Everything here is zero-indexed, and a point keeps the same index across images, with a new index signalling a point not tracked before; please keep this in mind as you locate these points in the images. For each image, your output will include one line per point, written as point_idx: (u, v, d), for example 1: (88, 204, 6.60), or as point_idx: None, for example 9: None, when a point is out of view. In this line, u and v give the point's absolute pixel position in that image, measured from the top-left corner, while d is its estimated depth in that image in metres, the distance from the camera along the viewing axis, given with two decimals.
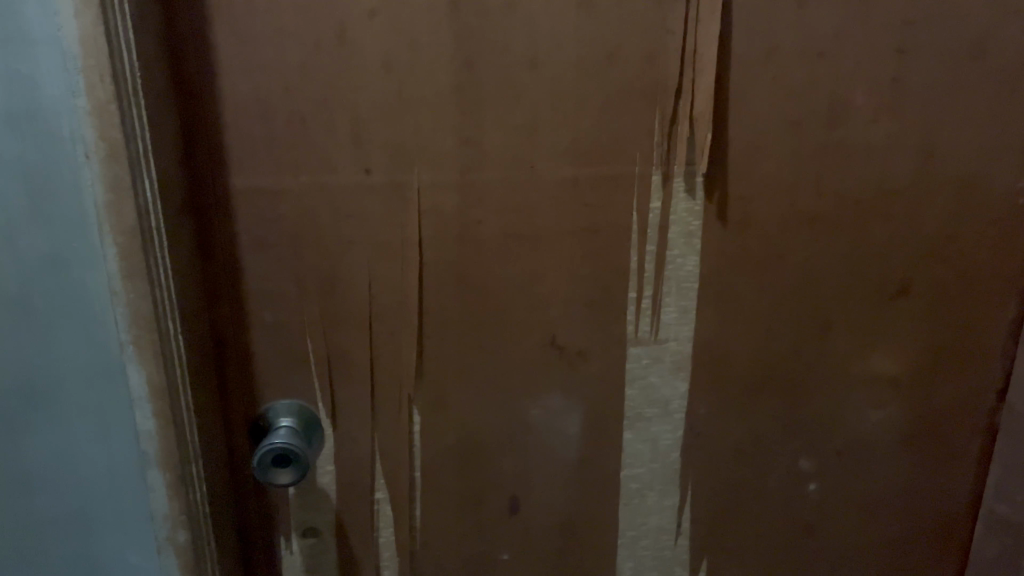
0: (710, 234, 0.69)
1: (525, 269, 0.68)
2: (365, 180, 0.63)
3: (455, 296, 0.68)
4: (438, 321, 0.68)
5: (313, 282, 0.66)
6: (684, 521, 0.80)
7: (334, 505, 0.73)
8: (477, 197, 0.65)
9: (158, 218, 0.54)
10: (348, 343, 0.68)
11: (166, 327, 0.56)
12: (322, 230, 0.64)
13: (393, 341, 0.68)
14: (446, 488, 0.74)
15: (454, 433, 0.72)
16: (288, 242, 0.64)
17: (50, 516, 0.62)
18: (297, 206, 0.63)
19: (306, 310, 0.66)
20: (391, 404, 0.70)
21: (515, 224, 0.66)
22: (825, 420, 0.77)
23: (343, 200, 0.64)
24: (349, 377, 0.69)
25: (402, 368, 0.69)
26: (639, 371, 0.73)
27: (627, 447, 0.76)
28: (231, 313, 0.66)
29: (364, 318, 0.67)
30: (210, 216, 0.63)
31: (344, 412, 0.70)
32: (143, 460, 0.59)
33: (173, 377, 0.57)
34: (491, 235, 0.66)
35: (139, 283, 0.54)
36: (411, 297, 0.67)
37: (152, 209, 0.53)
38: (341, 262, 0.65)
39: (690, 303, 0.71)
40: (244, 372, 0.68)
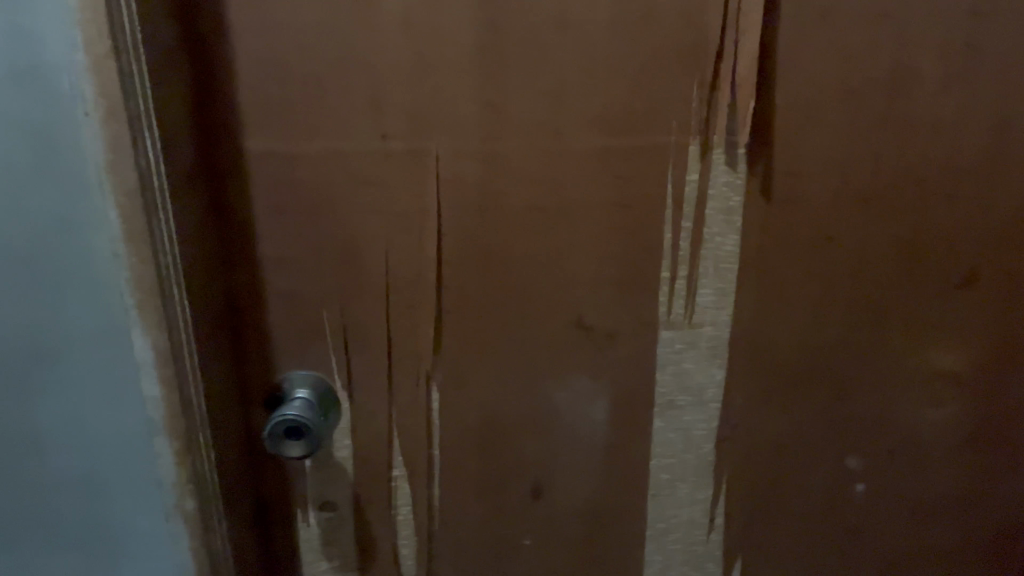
0: (752, 212, 0.63)
1: (550, 244, 0.64)
2: (383, 147, 0.60)
3: (476, 271, 0.65)
4: (458, 296, 0.65)
5: (328, 252, 0.63)
6: (717, 516, 0.75)
7: (351, 480, 0.71)
8: (499, 166, 0.61)
9: (162, 180, 0.53)
10: (365, 316, 0.66)
11: (170, 294, 0.55)
12: (337, 197, 0.62)
13: (410, 317, 0.66)
14: (465, 469, 0.72)
15: (474, 412, 0.69)
16: (301, 209, 0.62)
17: (60, 478, 0.61)
18: (312, 172, 0.61)
19: (321, 280, 0.64)
20: (408, 381, 0.68)
21: (539, 197, 0.62)
22: (875, 417, 0.72)
23: (360, 167, 0.61)
24: (366, 352, 0.67)
25: (420, 344, 0.67)
26: (671, 356, 0.68)
27: (657, 436, 0.71)
28: (245, 280, 0.64)
29: (381, 291, 0.65)
30: (224, 180, 0.61)
31: (361, 387, 0.68)
32: (151, 426, 0.58)
33: (179, 344, 0.56)
34: (514, 208, 0.63)
35: (141, 245, 0.53)
36: (430, 271, 0.64)
37: (153, 171, 0.52)
38: (358, 232, 0.63)
39: (729, 286, 0.66)
40: (260, 340, 0.66)
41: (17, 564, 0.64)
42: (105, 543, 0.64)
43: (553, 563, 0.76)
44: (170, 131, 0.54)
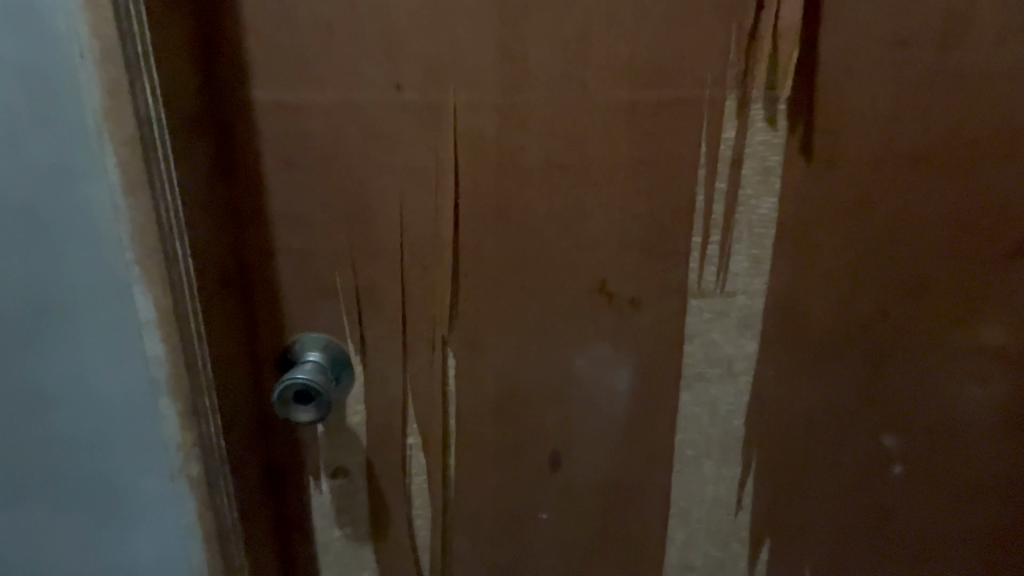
0: (791, 173, 0.59)
1: (573, 203, 0.60)
2: (397, 97, 0.57)
3: (494, 232, 0.61)
4: (475, 258, 0.62)
5: (340, 209, 0.60)
6: (745, 495, 0.71)
7: (364, 446, 0.69)
8: (520, 120, 0.58)
9: (164, 127, 0.50)
10: (378, 278, 0.63)
11: (172, 248, 0.52)
12: (349, 150, 0.58)
13: (425, 278, 0.63)
14: (481, 437, 0.69)
15: (490, 380, 0.67)
16: (312, 162, 0.59)
17: (64, 438, 0.59)
18: (323, 124, 0.58)
19: (333, 239, 0.61)
20: (423, 346, 0.65)
21: (562, 153, 0.59)
22: (914, 395, 0.67)
23: (372, 119, 0.58)
24: (379, 315, 0.64)
25: (435, 307, 0.64)
26: (700, 326, 0.64)
27: (684, 410, 0.68)
28: (255, 237, 0.61)
29: (394, 251, 0.62)
30: (231, 131, 0.58)
31: (374, 351, 0.65)
32: (155, 387, 0.56)
33: (181, 301, 0.54)
34: (535, 165, 0.59)
35: (141, 197, 0.50)
36: (446, 230, 0.61)
37: (154, 118, 0.49)
38: (371, 188, 0.60)
39: (765, 252, 0.61)
40: (270, 300, 0.63)
41: (21, 525, 0.63)
42: (110, 505, 0.62)
43: (572, 537, 0.74)
44: (173, 75, 0.51)
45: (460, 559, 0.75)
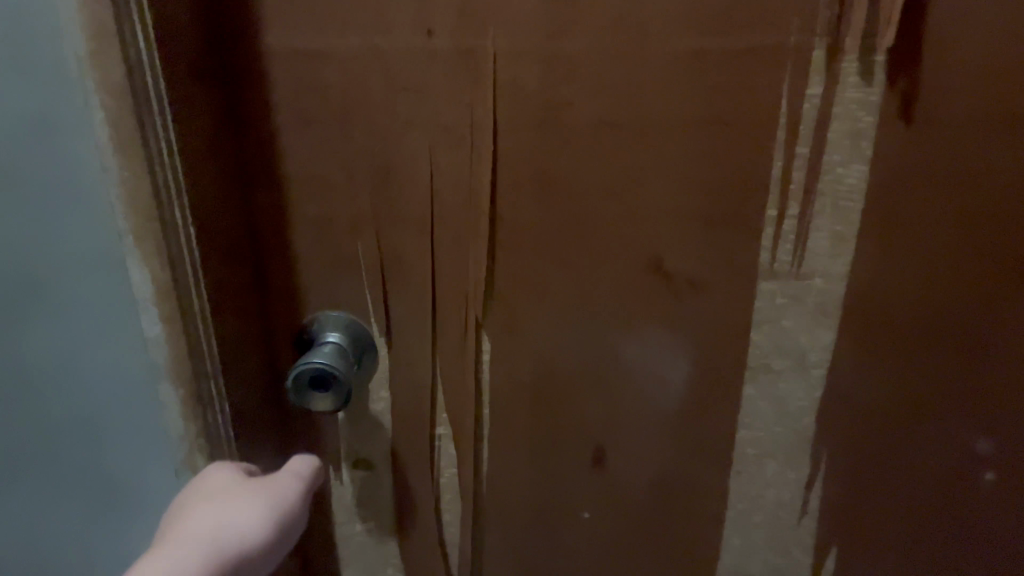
0: (886, 137, 0.50)
1: (628, 170, 0.53)
2: (428, 43, 0.49)
3: (537, 200, 0.54)
4: (514, 230, 0.55)
5: (362, 172, 0.53)
6: (811, 499, 0.64)
7: (389, 436, 0.62)
8: (568, 72, 0.50)
9: (158, 71, 0.43)
10: (404, 251, 0.56)
11: (167, 214, 0.46)
12: (373, 104, 0.51)
13: (457, 252, 0.56)
14: (518, 429, 0.62)
15: (528, 367, 0.59)
16: (331, 118, 0.52)
17: (58, 420, 0.54)
18: (343, 75, 0.50)
19: (355, 206, 0.54)
20: (454, 329, 0.58)
21: (616, 111, 0.51)
22: (1014, 394, 0.59)
23: (399, 69, 0.50)
24: (406, 292, 0.57)
25: (468, 285, 0.57)
26: (770, 312, 0.56)
27: (747, 405, 0.60)
28: (268, 203, 0.54)
29: (423, 221, 0.55)
30: (240, 82, 0.51)
31: (400, 332, 0.59)
32: (153, 371, 0.51)
33: (180, 275, 0.47)
34: (585, 124, 0.51)
35: (134, 156, 0.44)
36: (482, 199, 0.54)
37: (145, 61, 0.42)
38: (397, 149, 0.52)
39: (849, 229, 0.53)
40: (286, 274, 0.57)
41: (17, 507, 0.59)
42: (109, 490, 0.58)
43: (616, 539, 0.67)
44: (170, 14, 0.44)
45: (493, 558, 0.69)
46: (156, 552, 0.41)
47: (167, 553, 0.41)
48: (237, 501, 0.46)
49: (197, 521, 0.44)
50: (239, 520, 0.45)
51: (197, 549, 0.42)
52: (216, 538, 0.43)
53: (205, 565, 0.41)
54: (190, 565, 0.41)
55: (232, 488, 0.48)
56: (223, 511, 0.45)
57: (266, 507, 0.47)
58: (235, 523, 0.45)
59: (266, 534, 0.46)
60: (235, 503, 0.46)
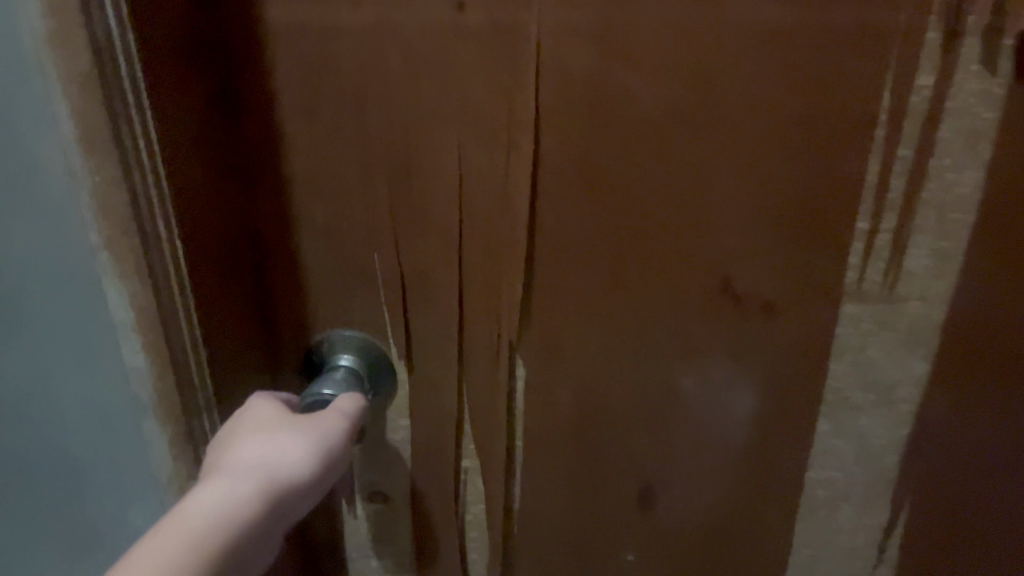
0: (1012, 139, 0.41)
1: (690, 172, 0.45)
2: (458, 21, 0.41)
3: (582, 207, 0.46)
4: (555, 241, 0.47)
5: (379, 173, 0.45)
6: (889, 548, 0.56)
7: (408, 468, 0.55)
8: (625, 56, 0.41)
9: (139, 66, 0.35)
10: (428, 263, 0.48)
11: (151, 234, 0.39)
12: (392, 93, 0.43)
13: (489, 265, 0.48)
14: (555, 464, 0.55)
15: (568, 394, 0.52)
16: (342, 109, 0.44)
17: (42, 442, 0.49)
18: (355, 57, 0.42)
19: (371, 212, 0.47)
20: (484, 353, 0.51)
21: (680, 103, 0.43)
22: None
23: (422, 50, 0.42)
24: (429, 310, 0.50)
25: (500, 304, 0.49)
26: (854, 340, 0.48)
27: (820, 443, 0.52)
28: (271, 206, 0.47)
29: (450, 230, 0.47)
30: (238, 66, 0.43)
31: (422, 356, 0.51)
32: (137, 406, 0.44)
33: (165, 301, 0.40)
34: (642, 118, 0.43)
35: (105, 159, 0.36)
36: (518, 205, 0.46)
37: (122, 53, 0.34)
38: (420, 146, 0.44)
39: (956, 247, 0.44)
40: (291, 286, 0.49)
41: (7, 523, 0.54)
42: (98, 520, 0.52)
43: None
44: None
45: None
46: (195, 490, 0.36)
47: (207, 491, 0.35)
48: (282, 433, 0.40)
49: (242, 456, 0.38)
50: (288, 450, 0.39)
51: (244, 486, 0.36)
52: (264, 470, 0.37)
53: (256, 501, 0.35)
54: (236, 506, 0.35)
55: (277, 420, 0.42)
56: (270, 445, 0.39)
57: (318, 430, 0.41)
58: (281, 458, 0.39)
59: (322, 459, 0.40)
60: (278, 435, 0.40)
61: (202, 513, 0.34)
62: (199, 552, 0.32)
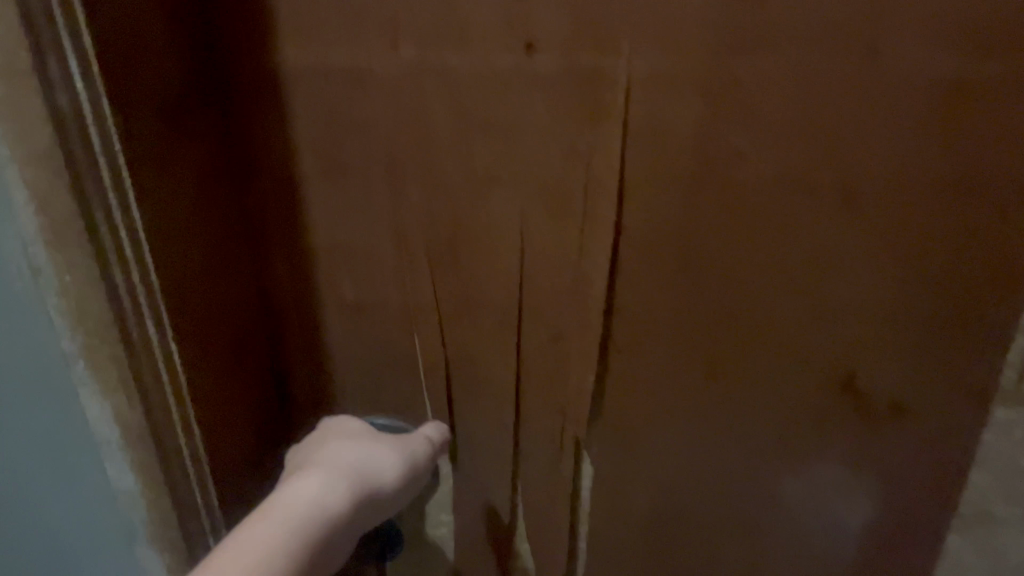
0: None
1: (809, 251, 0.36)
2: (525, 64, 0.32)
3: (670, 289, 0.38)
4: (635, 326, 0.39)
5: (424, 243, 0.38)
6: None
7: (450, 564, 0.48)
8: (737, 112, 0.32)
9: (117, 141, 0.28)
10: (480, 347, 0.40)
11: (131, 331, 0.31)
12: (440, 149, 0.35)
13: (553, 350, 0.40)
14: (625, 565, 0.47)
15: (644, 495, 0.44)
16: (380, 167, 0.36)
17: (19, 557, 0.42)
18: (396, 109, 0.34)
19: (414, 288, 0.39)
20: (545, 448, 0.43)
21: (803, 171, 0.34)
22: None
23: (479, 102, 0.33)
24: (480, 399, 0.42)
25: (566, 395, 0.41)
26: (1004, 446, 0.38)
27: (949, 560, 0.43)
28: (290, 279, 0.39)
29: (508, 308, 0.39)
30: (246, 121, 0.35)
31: (470, 449, 0.43)
32: (130, 527, 0.37)
33: (155, 411, 0.33)
34: (753, 188, 0.34)
35: (76, 256, 0.29)
36: (591, 285, 0.37)
37: (88, 118, 0.27)
38: (474, 214, 0.37)
39: None
40: (315, 370, 0.42)
41: None
42: None
43: None
44: (135, 31, 0.28)
45: None
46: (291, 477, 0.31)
47: (305, 478, 0.31)
48: (376, 441, 0.36)
49: (334, 454, 0.34)
50: (383, 458, 0.35)
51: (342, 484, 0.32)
52: (360, 471, 0.33)
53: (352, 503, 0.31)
54: (332, 501, 0.30)
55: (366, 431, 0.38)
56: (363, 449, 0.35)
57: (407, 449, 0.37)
58: (374, 465, 0.34)
59: (412, 477, 0.36)
60: (370, 443, 0.36)
61: (299, 500, 0.30)
62: (304, 536, 0.29)
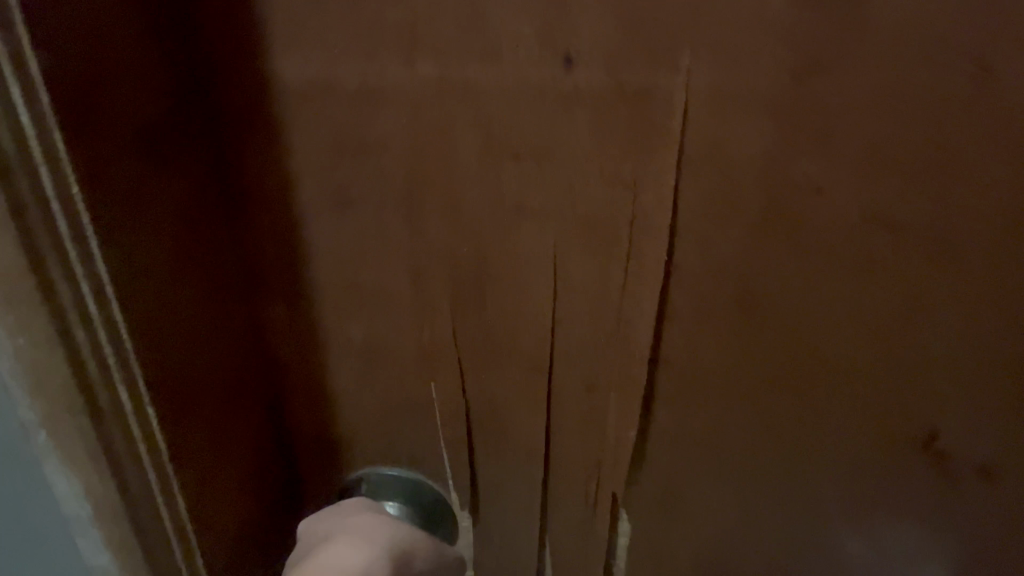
0: None
1: (892, 302, 0.30)
2: (565, 84, 0.27)
3: (725, 337, 0.33)
4: (683, 375, 0.34)
5: (443, 282, 0.33)
6: None
7: None
8: (813, 140, 0.27)
9: (76, 182, 0.23)
10: (506, 394, 0.36)
11: (100, 401, 0.26)
12: (464, 179, 0.30)
13: (589, 398, 0.35)
14: None
15: (688, 549, 0.40)
16: (395, 198, 0.31)
17: None
18: (413, 131, 0.29)
19: (432, 329, 0.34)
20: (578, 498, 0.38)
21: (889, 210, 0.28)
22: None
23: (509, 125, 0.29)
24: (506, 448, 0.37)
25: (602, 446, 0.36)
26: None
27: None
28: (289, 320, 0.35)
29: (538, 355, 0.34)
30: (237, 146, 0.31)
31: (496, 497, 0.39)
32: None
33: (131, 486, 0.28)
34: (827, 227, 0.29)
35: (31, 316, 0.24)
36: (634, 330, 0.33)
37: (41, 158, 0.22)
38: (500, 251, 0.32)
39: None
40: (319, 415, 0.38)
41: None
42: None
43: None
44: (102, 51, 0.23)
45: None
46: None
47: None
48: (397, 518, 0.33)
49: None
50: None
51: None
52: None
53: None
54: None
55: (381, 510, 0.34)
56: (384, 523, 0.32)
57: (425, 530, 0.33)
58: None
59: None
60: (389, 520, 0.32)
61: None
62: None
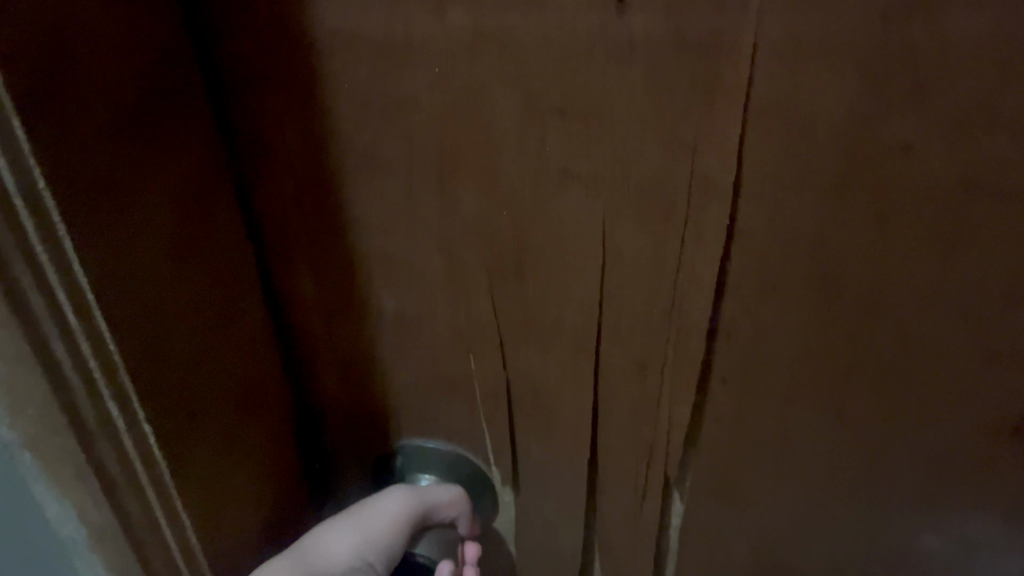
0: None
1: (985, 277, 0.27)
2: (616, 31, 0.24)
3: (790, 314, 0.30)
4: (742, 355, 0.31)
5: (481, 252, 0.30)
6: None
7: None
8: (903, 95, 0.24)
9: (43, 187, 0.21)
10: (549, 369, 0.33)
11: (85, 410, 0.25)
12: (502, 139, 0.27)
13: (639, 376, 0.32)
14: None
15: (743, 529, 0.37)
16: (427, 160, 0.28)
17: None
18: (447, 88, 0.26)
19: (470, 301, 0.32)
20: (626, 476, 0.36)
21: (988, 174, 0.25)
22: None
23: (553, 80, 0.26)
24: (550, 425, 0.35)
25: (653, 425, 0.34)
26: None
27: None
28: (316, 290, 0.33)
29: (583, 331, 0.32)
30: (256, 111, 0.29)
31: (539, 473, 0.37)
32: None
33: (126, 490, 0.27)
34: (913, 194, 0.26)
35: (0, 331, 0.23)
36: (689, 305, 0.30)
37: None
38: (542, 219, 0.29)
39: None
40: (349, 386, 0.36)
41: None
42: None
43: None
44: (71, 21, 0.21)
45: None
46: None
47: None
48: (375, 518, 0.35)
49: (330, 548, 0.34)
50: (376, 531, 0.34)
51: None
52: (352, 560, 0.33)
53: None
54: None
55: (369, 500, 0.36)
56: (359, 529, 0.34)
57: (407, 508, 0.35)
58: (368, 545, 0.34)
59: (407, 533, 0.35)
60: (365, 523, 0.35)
61: None
62: None
